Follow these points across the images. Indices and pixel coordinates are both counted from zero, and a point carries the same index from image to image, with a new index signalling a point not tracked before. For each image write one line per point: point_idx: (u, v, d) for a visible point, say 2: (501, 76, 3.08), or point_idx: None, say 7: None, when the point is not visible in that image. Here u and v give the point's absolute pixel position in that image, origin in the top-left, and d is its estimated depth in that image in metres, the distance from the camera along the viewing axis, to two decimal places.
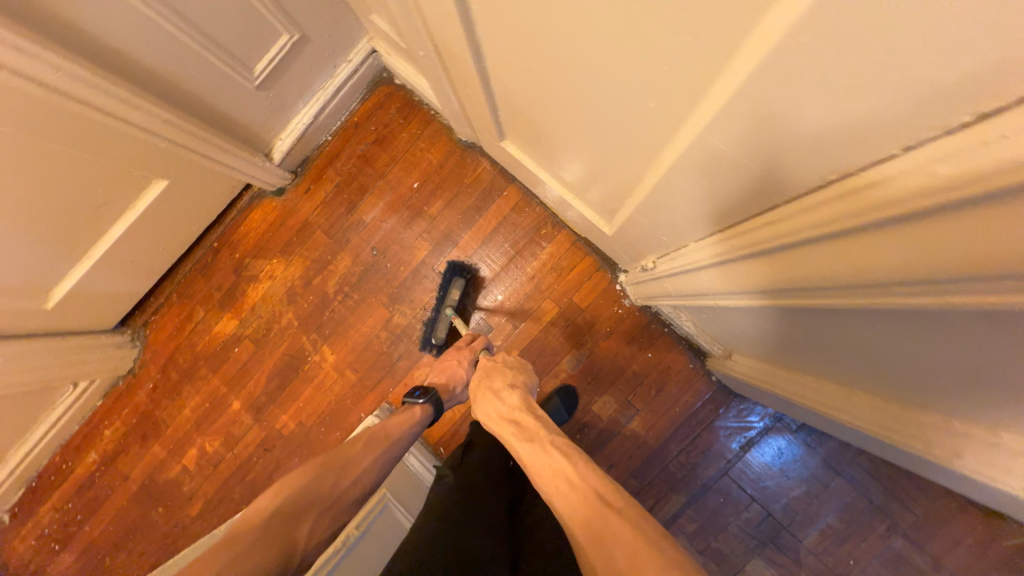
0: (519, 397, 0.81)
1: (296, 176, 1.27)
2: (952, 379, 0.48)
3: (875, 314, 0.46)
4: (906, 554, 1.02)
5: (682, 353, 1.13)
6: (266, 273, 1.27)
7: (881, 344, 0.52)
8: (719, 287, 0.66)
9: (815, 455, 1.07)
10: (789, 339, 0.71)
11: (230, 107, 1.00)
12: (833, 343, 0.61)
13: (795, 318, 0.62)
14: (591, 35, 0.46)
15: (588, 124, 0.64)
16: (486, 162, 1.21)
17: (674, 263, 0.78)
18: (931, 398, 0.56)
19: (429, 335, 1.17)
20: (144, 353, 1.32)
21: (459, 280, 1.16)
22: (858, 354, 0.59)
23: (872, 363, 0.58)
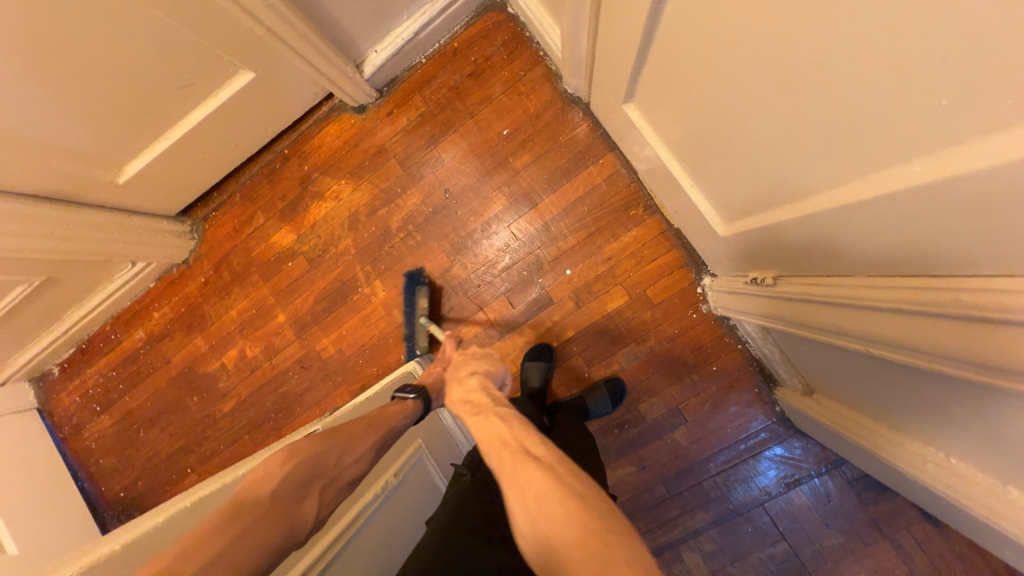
0: (480, 380, 0.72)
1: (380, 96, 1.18)
2: None
3: None
4: None
5: (749, 375, 1.05)
6: (332, 193, 1.22)
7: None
8: (849, 332, 0.57)
9: (864, 512, 1.01)
10: (908, 406, 0.61)
11: (334, 5, 0.90)
12: (963, 431, 0.53)
13: (930, 390, 0.53)
14: (843, 9, 0.36)
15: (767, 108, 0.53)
16: (588, 122, 1.09)
17: (794, 286, 0.68)
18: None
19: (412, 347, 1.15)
20: (200, 247, 1.31)
21: (423, 289, 1.15)
22: (991, 453, 0.51)
23: (1014, 467, 0.48)
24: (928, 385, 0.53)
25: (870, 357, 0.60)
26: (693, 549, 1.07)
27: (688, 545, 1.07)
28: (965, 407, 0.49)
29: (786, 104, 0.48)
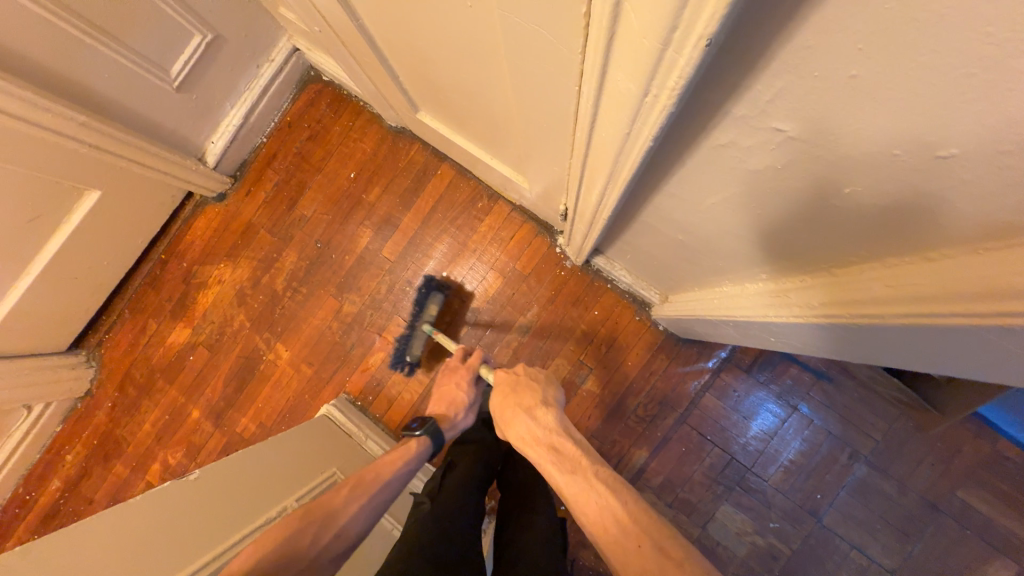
0: (553, 414, 0.72)
1: (235, 181, 1.29)
2: (824, 218, 0.36)
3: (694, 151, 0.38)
4: (871, 480, 1.02)
5: (628, 307, 1.13)
6: (214, 279, 1.28)
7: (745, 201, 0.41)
8: (592, 196, 0.59)
9: (770, 391, 1.07)
10: (689, 254, 0.65)
11: (152, 111, 1.01)
12: (726, 238, 0.51)
13: (684, 214, 0.52)
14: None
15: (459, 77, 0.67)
16: (418, 144, 1.23)
17: (571, 186, 0.70)
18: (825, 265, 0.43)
19: (403, 352, 1.16)
20: (101, 373, 1.31)
21: (435, 296, 1.14)
22: (753, 248, 0.49)
23: (762, 245, 0.47)
24: (694, 208, 0.50)
25: (638, 230, 0.70)
26: (644, 489, 1.09)
27: (638, 488, 1.09)
28: (706, 201, 0.46)
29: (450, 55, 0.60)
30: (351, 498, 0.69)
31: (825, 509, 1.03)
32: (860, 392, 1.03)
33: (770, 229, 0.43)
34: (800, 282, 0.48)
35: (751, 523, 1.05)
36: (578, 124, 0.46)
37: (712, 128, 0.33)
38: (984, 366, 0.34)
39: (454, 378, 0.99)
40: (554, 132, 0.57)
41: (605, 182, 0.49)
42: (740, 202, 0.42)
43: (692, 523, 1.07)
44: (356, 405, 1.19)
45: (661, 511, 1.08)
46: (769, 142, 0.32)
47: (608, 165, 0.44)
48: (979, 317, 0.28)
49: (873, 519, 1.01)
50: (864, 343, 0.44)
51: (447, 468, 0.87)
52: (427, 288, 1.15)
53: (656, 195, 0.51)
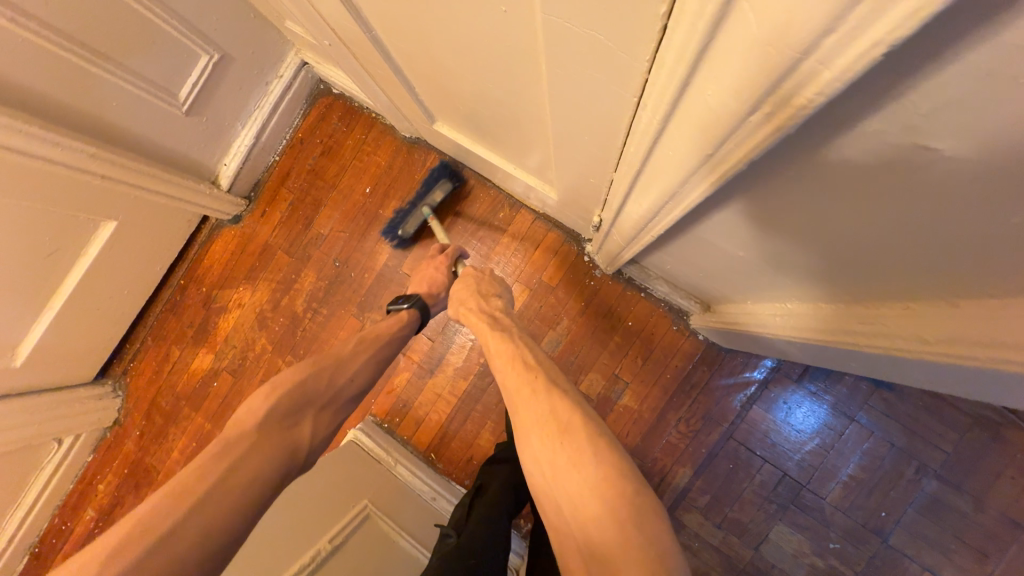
0: (503, 304, 0.80)
1: (250, 201, 1.26)
2: (978, 242, 0.29)
3: (801, 163, 0.32)
4: (942, 497, 0.94)
5: (664, 316, 1.06)
6: (234, 302, 1.26)
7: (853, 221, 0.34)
8: (645, 213, 0.53)
9: (824, 402, 0.99)
10: (751, 273, 0.58)
11: (163, 137, 0.98)
12: (811, 260, 0.45)
13: (757, 232, 0.46)
14: None
15: (487, 89, 0.61)
16: (434, 154, 1.18)
17: (611, 198, 0.64)
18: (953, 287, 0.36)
19: (397, 225, 1.13)
20: (128, 402, 1.30)
21: (443, 185, 1.11)
22: (845, 271, 0.43)
23: (857, 262, 0.40)
24: (773, 227, 0.43)
25: (688, 244, 0.64)
26: (690, 509, 1.03)
27: (684, 508, 1.03)
28: (794, 223, 0.40)
29: (478, 64, 0.54)
30: (349, 353, 0.75)
31: (891, 529, 0.95)
32: (926, 401, 0.95)
33: (878, 250, 0.37)
34: (904, 305, 0.43)
35: (809, 544, 0.98)
36: (638, 141, 0.40)
37: (837, 141, 0.28)
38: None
39: (435, 261, 0.94)
40: (598, 144, 0.51)
41: (668, 201, 0.43)
42: (846, 222, 0.35)
43: (744, 544, 1.00)
44: (383, 428, 1.15)
45: (709, 532, 1.02)
46: (917, 156, 0.26)
47: (677, 185, 0.38)
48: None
49: (946, 539, 0.93)
50: (991, 378, 0.38)
51: (479, 491, 0.84)
52: (437, 174, 1.12)
53: (728, 212, 0.45)
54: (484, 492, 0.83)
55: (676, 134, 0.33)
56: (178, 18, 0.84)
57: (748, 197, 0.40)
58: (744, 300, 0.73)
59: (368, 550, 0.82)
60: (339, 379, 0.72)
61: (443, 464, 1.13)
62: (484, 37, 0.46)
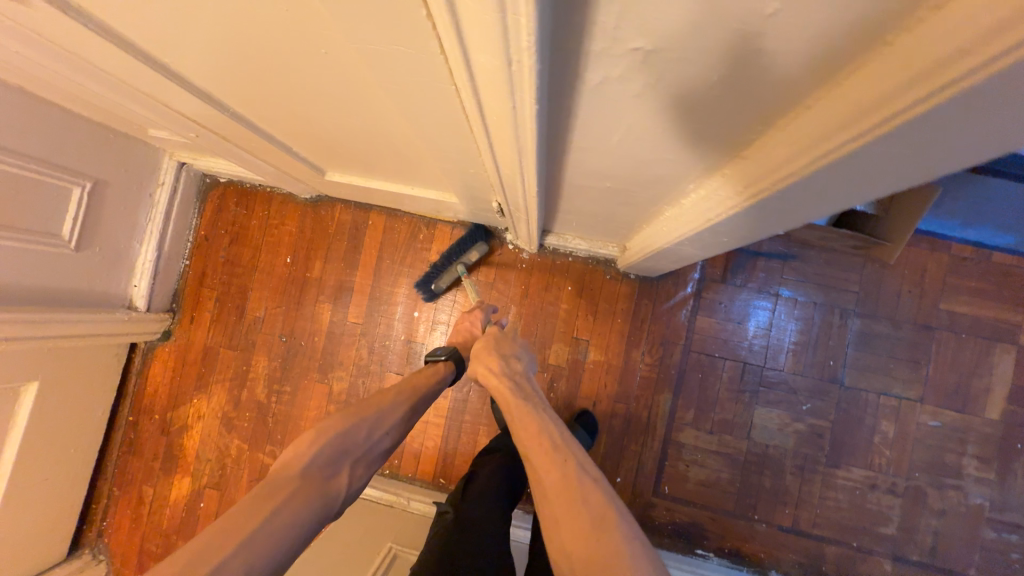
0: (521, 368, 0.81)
1: (174, 313, 1.24)
2: (715, 116, 0.38)
3: (579, 101, 0.40)
4: (868, 329, 1.08)
5: (596, 271, 1.15)
6: (193, 416, 1.22)
7: (642, 130, 0.43)
8: (515, 181, 0.61)
9: (749, 290, 1.12)
10: (624, 199, 0.67)
11: (59, 279, 0.95)
12: (645, 168, 0.53)
13: (599, 160, 0.53)
14: (261, 56, 0.49)
15: (348, 126, 0.67)
16: (340, 204, 1.22)
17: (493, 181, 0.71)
18: (730, 159, 0.46)
19: (430, 280, 1.13)
20: (114, 562, 1.21)
21: (480, 245, 1.13)
22: (669, 167, 0.51)
23: (670, 164, 0.50)
24: (603, 156, 0.52)
25: (570, 196, 0.73)
26: (683, 428, 1.11)
27: (677, 429, 1.11)
28: (613, 140, 0.47)
29: (330, 109, 0.61)
30: (390, 406, 0.76)
31: (842, 372, 1.08)
32: (823, 257, 1.10)
33: (674, 148, 0.46)
34: (719, 179, 0.50)
35: (788, 414, 1.09)
36: (471, 121, 0.47)
37: (586, 69, 0.35)
38: (893, 178, 0.36)
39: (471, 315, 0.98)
40: (455, 137, 0.58)
41: (518, 159, 0.50)
42: (640, 132, 0.44)
43: (737, 438, 1.10)
44: (385, 474, 1.15)
45: (706, 441, 1.11)
46: (635, 59, 0.32)
47: (513, 141, 0.46)
48: (866, 138, 0.30)
49: (885, 362, 1.07)
50: (794, 208, 0.46)
51: (474, 476, 0.89)
52: (472, 234, 1.13)
53: (569, 154, 0.54)
54: (475, 477, 0.88)
55: (486, 105, 0.41)
56: (37, 160, 0.84)
57: (569, 137, 0.49)
58: (643, 226, 0.84)
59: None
60: (376, 434, 0.72)
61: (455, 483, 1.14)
62: (320, 84, 0.53)
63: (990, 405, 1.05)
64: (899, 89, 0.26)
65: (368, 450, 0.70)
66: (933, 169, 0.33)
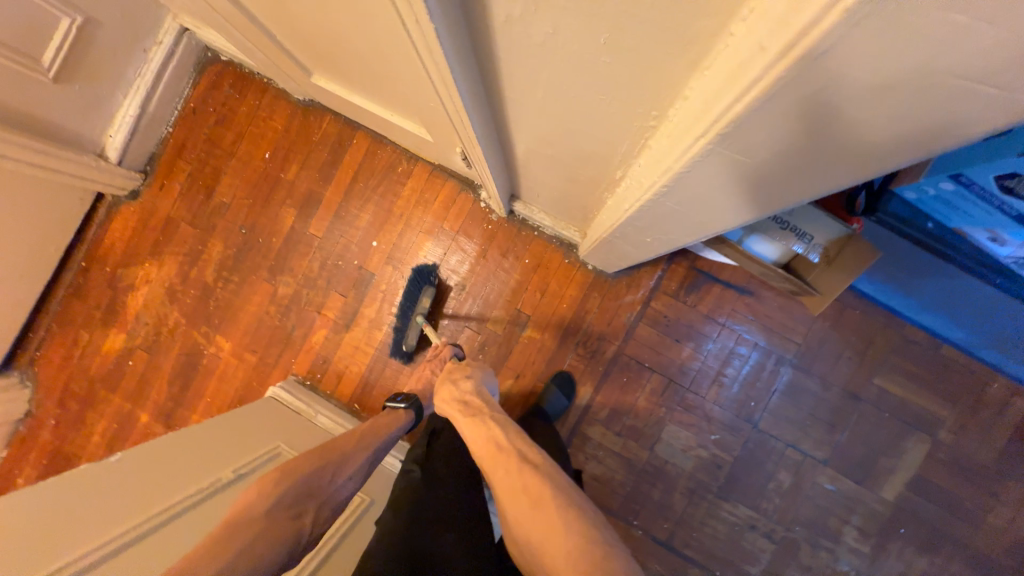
0: (475, 381, 0.80)
1: (147, 176, 1.25)
2: (612, 95, 0.38)
3: (496, 43, 0.40)
4: (797, 381, 1.08)
5: (557, 252, 1.15)
6: (141, 279, 1.25)
7: (558, 95, 0.43)
8: (459, 126, 0.60)
9: (697, 313, 1.11)
10: (568, 178, 0.67)
11: (31, 106, 0.96)
12: (572, 140, 0.52)
13: (531, 120, 0.52)
14: None
15: (318, 25, 0.66)
16: (330, 115, 1.21)
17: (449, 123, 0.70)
18: (638, 152, 0.46)
19: (401, 343, 1.16)
20: (39, 391, 1.27)
21: (428, 287, 1.14)
22: (591, 144, 0.50)
23: (593, 143, 0.50)
24: (535, 119, 0.51)
25: (523, 160, 0.72)
26: (593, 423, 1.13)
27: (587, 422, 1.13)
28: (536, 96, 0.45)
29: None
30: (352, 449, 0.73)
31: (758, 415, 1.09)
32: (778, 301, 1.09)
33: (591, 126, 0.46)
34: (634, 170, 0.49)
35: (694, 438, 1.11)
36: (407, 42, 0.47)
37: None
38: (777, 181, 0.35)
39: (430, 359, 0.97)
40: (405, 60, 0.57)
41: (446, 90, 0.49)
42: (557, 95, 0.43)
43: (641, 447, 1.12)
44: (305, 385, 1.19)
45: (612, 441, 1.13)
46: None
47: (434, 70, 0.45)
48: (734, 121, 0.29)
49: (803, 417, 1.08)
50: (697, 212, 0.46)
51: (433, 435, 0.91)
52: (419, 279, 1.16)
53: (505, 108, 0.53)
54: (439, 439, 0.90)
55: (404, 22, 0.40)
56: None
57: (498, 85, 0.48)
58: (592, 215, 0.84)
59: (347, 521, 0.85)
60: (340, 478, 0.69)
61: (368, 411, 1.18)
62: None
63: (889, 485, 1.06)
64: (758, 75, 0.25)
65: (333, 497, 0.66)
66: (815, 173, 0.33)
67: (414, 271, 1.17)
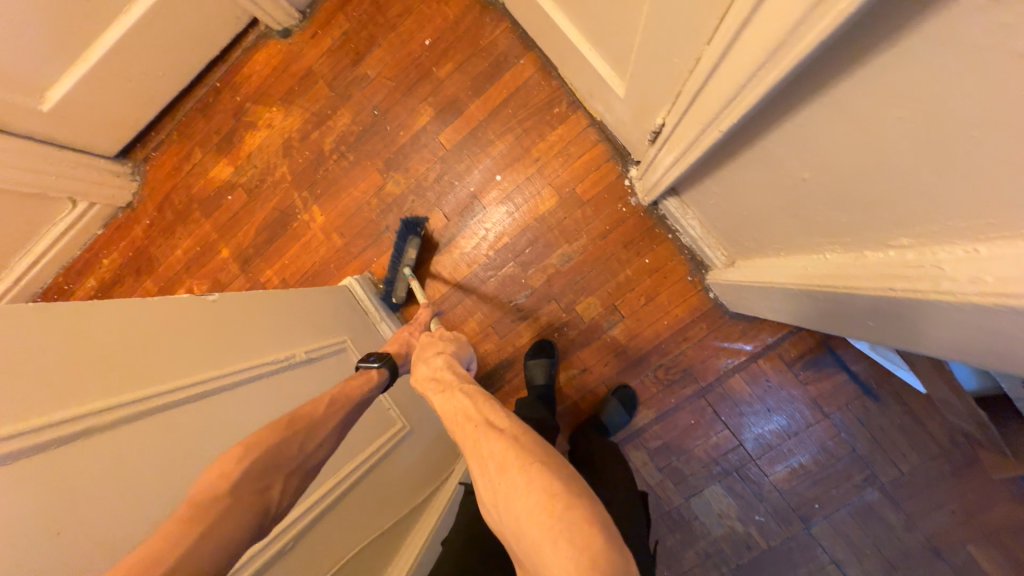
0: (449, 357, 0.70)
1: (305, 19, 1.20)
2: None
3: (909, 36, 0.29)
4: (878, 507, 0.96)
5: (682, 264, 1.03)
6: (264, 121, 1.22)
7: (932, 129, 0.31)
8: (716, 102, 0.49)
9: (804, 392, 0.99)
10: (793, 209, 0.56)
11: None
12: (868, 183, 0.41)
13: (828, 138, 0.41)
14: None
15: None
16: (508, 24, 1.09)
17: (681, 89, 0.58)
18: (978, 241, 0.34)
19: (389, 294, 1.12)
20: (144, 189, 1.31)
21: (413, 239, 1.08)
22: (903, 198, 0.38)
23: (903, 199, 0.38)
24: (836, 139, 0.40)
25: (741, 166, 0.61)
26: (638, 448, 1.06)
27: (633, 444, 1.06)
28: (890, 114, 0.34)
29: None
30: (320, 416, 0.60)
31: (817, 519, 0.98)
32: (901, 419, 0.95)
33: (933, 183, 0.34)
34: (940, 254, 0.38)
35: (736, 510, 1.02)
36: None
37: None
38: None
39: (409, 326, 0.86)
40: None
41: (764, 58, 0.38)
42: (926, 130, 0.32)
43: (676, 493, 1.04)
44: (377, 288, 1.16)
45: (649, 473, 1.06)
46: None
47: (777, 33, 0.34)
48: None
49: (865, 545, 0.96)
50: (1005, 344, 0.35)
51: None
52: (407, 230, 1.07)
53: (804, 110, 0.42)
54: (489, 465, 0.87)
55: None
56: None
57: (830, 81, 0.37)
58: (766, 253, 0.73)
59: (394, 472, 0.79)
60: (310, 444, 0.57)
61: None
62: None
63: None
64: None
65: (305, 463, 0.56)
66: None
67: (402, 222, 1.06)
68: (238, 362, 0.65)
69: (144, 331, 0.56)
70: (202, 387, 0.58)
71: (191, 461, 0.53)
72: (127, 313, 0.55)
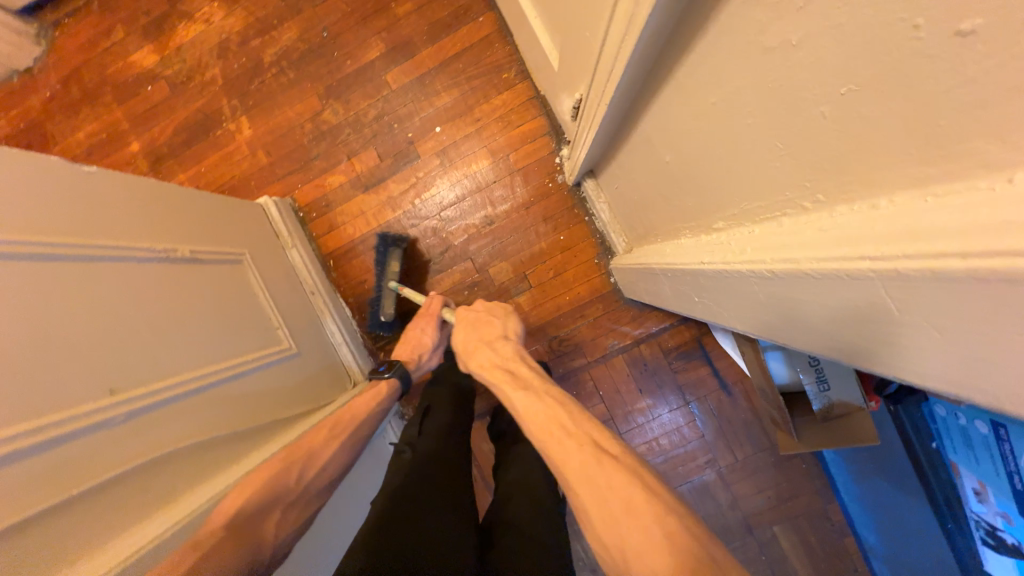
0: (513, 347, 0.72)
1: None
2: (779, 154, 0.34)
3: (710, 31, 0.35)
4: (712, 486, 1.09)
5: (592, 247, 1.10)
6: (202, 15, 1.15)
7: (725, 117, 0.38)
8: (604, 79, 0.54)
9: (673, 379, 1.10)
10: (661, 193, 0.63)
11: None
12: (698, 168, 0.47)
13: (674, 123, 0.48)
14: None
15: None
16: None
17: (588, 62, 0.63)
18: (753, 222, 0.42)
19: (377, 313, 1.08)
20: (48, 57, 1.18)
21: (396, 252, 1.07)
22: (717, 181, 0.45)
23: (716, 184, 0.45)
24: (680, 125, 0.47)
25: (630, 148, 0.67)
26: None
27: None
28: (705, 101, 0.40)
29: None
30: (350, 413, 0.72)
31: None
32: (745, 414, 1.09)
33: (729, 168, 0.41)
34: (733, 235, 0.46)
35: None
36: None
37: None
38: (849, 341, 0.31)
39: (420, 321, 0.95)
40: None
41: (623, 37, 0.44)
42: (721, 117, 0.39)
43: None
44: (297, 216, 1.14)
45: None
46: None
47: (632, 5, 0.39)
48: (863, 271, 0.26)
49: None
50: (758, 309, 0.43)
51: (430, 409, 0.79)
52: (385, 245, 1.06)
53: (661, 95, 0.48)
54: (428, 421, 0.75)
55: None
56: None
57: (674, 67, 0.42)
58: (649, 239, 0.80)
59: (267, 387, 0.80)
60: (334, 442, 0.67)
61: (338, 273, 1.16)
62: None
63: None
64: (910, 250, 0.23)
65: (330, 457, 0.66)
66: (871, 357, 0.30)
67: (377, 236, 1.07)
68: (115, 243, 0.63)
69: (20, 185, 0.54)
70: (66, 253, 0.56)
71: (54, 317, 0.52)
72: (10, 162, 0.53)
